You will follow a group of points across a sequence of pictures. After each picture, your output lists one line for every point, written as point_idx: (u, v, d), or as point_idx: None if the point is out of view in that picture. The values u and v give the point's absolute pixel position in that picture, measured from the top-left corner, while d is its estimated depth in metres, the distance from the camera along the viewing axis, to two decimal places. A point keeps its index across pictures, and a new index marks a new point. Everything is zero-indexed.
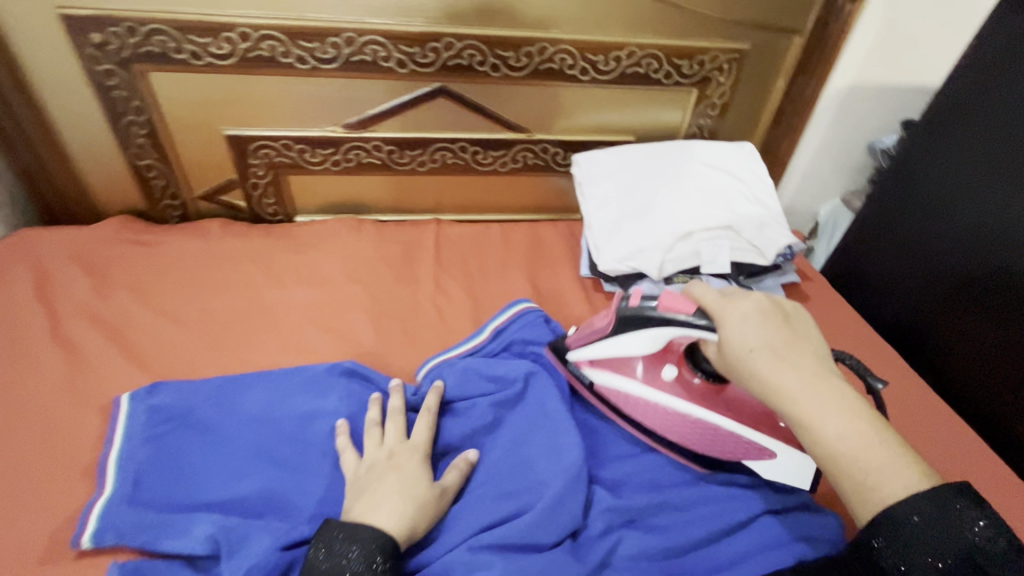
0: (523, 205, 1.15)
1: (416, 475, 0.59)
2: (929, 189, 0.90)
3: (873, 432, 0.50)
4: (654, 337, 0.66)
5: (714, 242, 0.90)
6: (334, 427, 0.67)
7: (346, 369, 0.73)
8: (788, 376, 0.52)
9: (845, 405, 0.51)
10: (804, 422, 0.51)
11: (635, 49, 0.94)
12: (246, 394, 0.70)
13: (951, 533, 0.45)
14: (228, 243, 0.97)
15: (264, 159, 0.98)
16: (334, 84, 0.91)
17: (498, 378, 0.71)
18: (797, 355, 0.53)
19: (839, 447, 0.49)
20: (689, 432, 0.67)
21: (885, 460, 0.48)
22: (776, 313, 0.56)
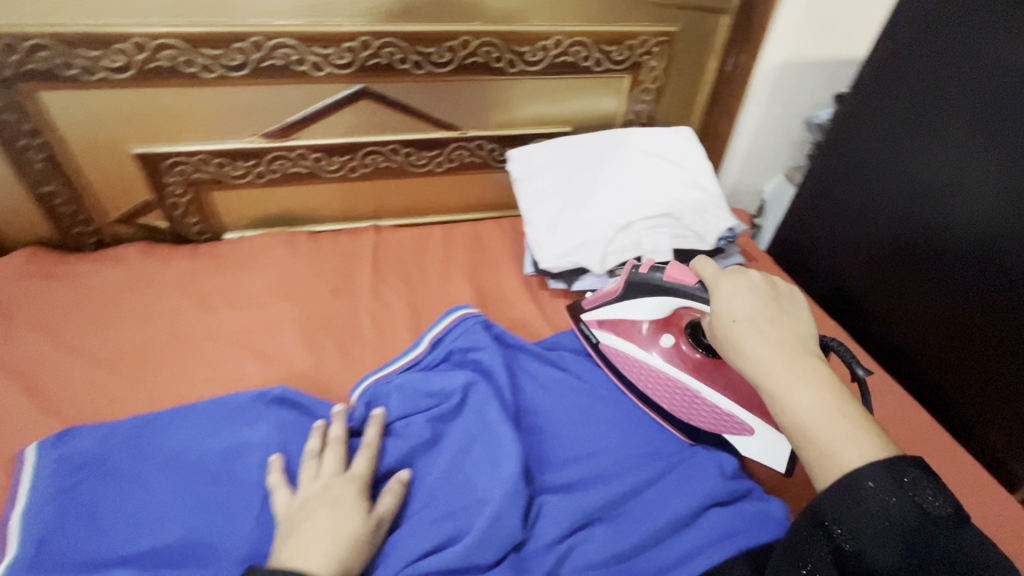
0: (465, 204, 1.11)
1: (350, 510, 0.55)
2: (864, 162, 0.90)
3: (838, 405, 0.49)
4: (660, 303, 0.69)
5: (654, 231, 0.89)
6: (262, 462, 0.64)
7: (274, 396, 0.68)
8: (763, 345, 0.53)
9: (814, 377, 0.51)
10: (773, 389, 0.52)
11: (562, 38, 0.91)
12: (165, 434, 0.65)
13: (902, 499, 0.43)
14: (148, 269, 0.91)
15: (181, 176, 0.92)
16: (247, 92, 0.86)
17: (437, 392, 0.68)
18: (777, 328, 0.55)
19: (803, 416, 0.49)
20: (674, 398, 0.70)
21: (844, 432, 0.47)
22: (767, 288, 0.59)
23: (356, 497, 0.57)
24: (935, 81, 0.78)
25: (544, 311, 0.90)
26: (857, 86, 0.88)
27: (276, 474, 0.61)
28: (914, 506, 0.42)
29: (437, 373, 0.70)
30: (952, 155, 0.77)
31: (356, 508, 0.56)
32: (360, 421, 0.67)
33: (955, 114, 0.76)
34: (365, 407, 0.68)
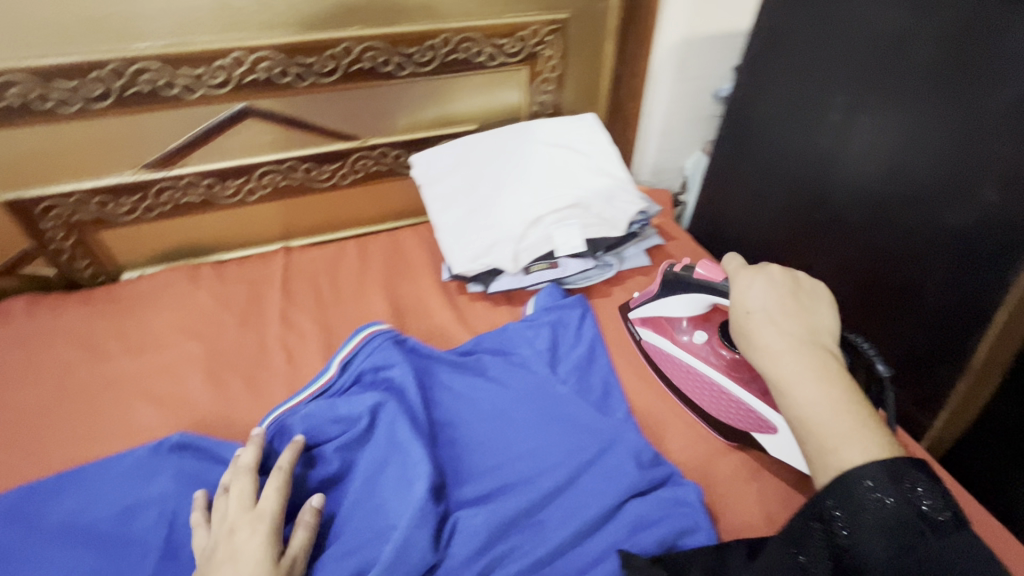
0: (381, 214, 1.08)
1: (253, 554, 0.52)
2: (761, 131, 0.88)
3: (848, 407, 0.46)
4: (692, 299, 0.71)
5: (565, 224, 0.88)
6: (159, 517, 0.60)
7: (172, 445, 0.64)
8: (777, 336, 0.52)
9: (825, 375, 0.48)
10: (779, 381, 0.50)
11: (449, 35, 0.89)
12: (52, 502, 0.62)
13: (901, 503, 0.41)
14: (36, 321, 0.85)
15: (59, 220, 0.86)
16: (116, 123, 0.81)
17: (345, 418, 0.65)
18: (792, 323, 0.53)
19: (810, 412, 0.47)
20: (703, 391, 0.71)
21: (847, 430, 0.45)
22: (788, 282, 0.57)
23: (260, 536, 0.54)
24: (810, 45, 0.75)
25: (464, 316, 0.88)
26: (745, 56, 0.86)
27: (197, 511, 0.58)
28: (910, 506, 0.40)
29: (344, 398, 0.67)
30: (833, 118, 0.75)
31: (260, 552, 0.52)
32: (269, 456, 0.64)
33: (830, 76, 0.74)
34: (273, 441, 0.65)
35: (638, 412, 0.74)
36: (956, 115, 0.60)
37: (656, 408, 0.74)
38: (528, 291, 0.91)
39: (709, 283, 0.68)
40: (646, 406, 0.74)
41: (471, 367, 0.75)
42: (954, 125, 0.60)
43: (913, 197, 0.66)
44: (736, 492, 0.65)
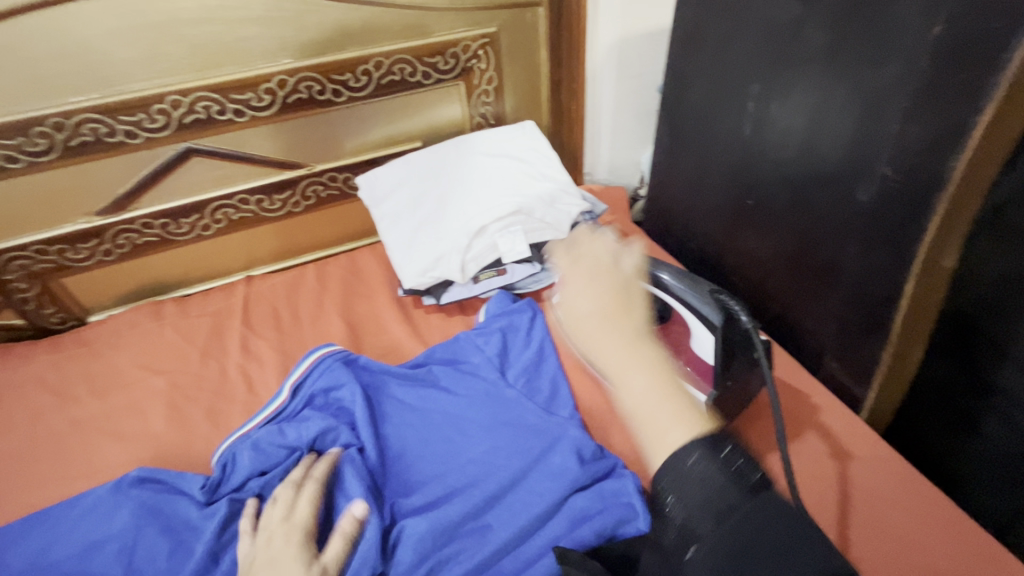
0: (340, 236, 1.10)
1: (293, 561, 0.54)
2: (693, 121, 0.90)
3: (668, 384, 0.45)
4: None
5: (509, 231, 0.89)
6: (117, 550, 0.63)
7: (131, 479, 0.67)
8: (602, 320, 0.50)
9: (648, 354, 0.47)
10: (609, 364, 0.48)
11: (381, 59, 0.92)
12: (17, 546, 0.65)
13: (715, 475, 0.39)
14: (7, 369, 0.88)
15: (21, 271, 0.89)
16: (64, 173, 0.84)
17: (294, 444, 0.68)
18: (619, 301, 0.52)
19: (639, 398, 0.45)
20: None
21: (672, 411, 0.43)
22: (609, 264, 0.57)
23: (297, 544, 0.56)
24: (726, 40, 0.79)
25: (418, 330, 0.91)
26: (671, 54, 0.90)
27: (247, 518, 0.62)
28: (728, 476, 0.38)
29: (294, 423, 0.70)
30: (751, 107, 0.78)
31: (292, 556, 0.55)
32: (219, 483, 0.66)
33: (744, 68, 0.77)
34: (224, 468, 0.67)
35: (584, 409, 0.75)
36: (852, 96, 0.63)
37: (601, 405, 0.76)
38: (480, 299, 0.94)
39: None
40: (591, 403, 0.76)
41: (422, 379, 0.77)
42: (850, 105, 0.64)
43: (828, 174, 0.69)
44: None
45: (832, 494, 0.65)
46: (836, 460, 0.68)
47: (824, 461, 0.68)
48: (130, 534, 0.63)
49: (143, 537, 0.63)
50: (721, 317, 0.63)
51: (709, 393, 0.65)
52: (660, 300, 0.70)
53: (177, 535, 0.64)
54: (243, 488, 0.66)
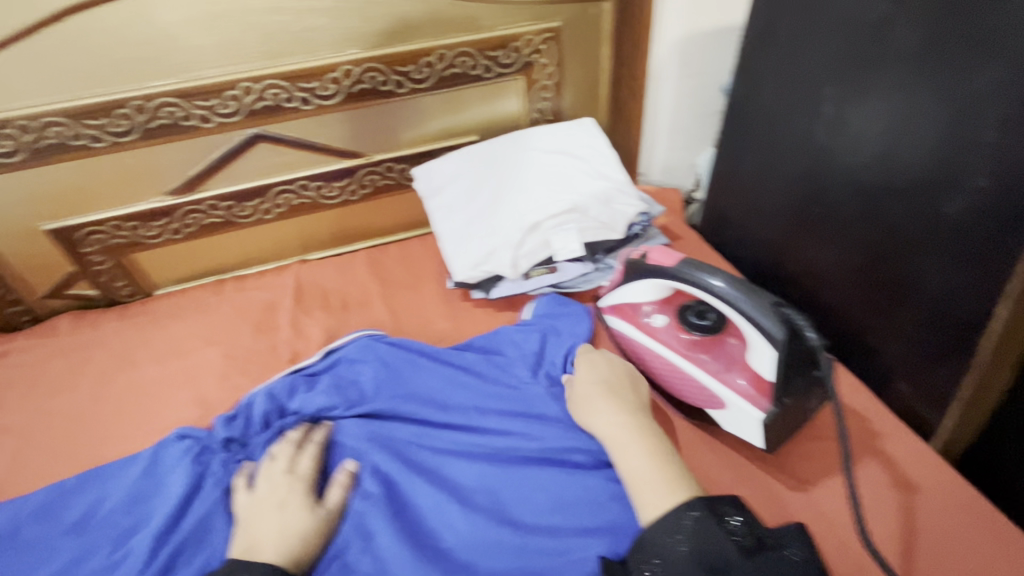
0: (390, 225, 1.12)
1: (298, 508, 0.60)
2: (758, 123, 0.87)
3: (664, 456, 0.59)
4: (655, 284, 0.72)
5: (562, 229, 0.88)
6: (162, 505, 0.66)
7: (175, 436, 0.71)
8: (613, 406, 0.64)
9: (647, 434, 0.61)
10: (614, 442, 0.62)
11: (444, 52, 0.92)
12: (74, 500, 0.68)
13: (711, 534, 0.51)
14: (79, 334, 0.94)
15: (98, 245, 0.94)
16: (141, 154, 0.88)
17: (300, 409, 0.72)
18: (622, 391, 0.66)
19: (637, 468, 0.58)
20: (664, 374, 0.71)
21: (664, 479, 0.57)
22: (622, 363, 0.71)
23: (297, 492, 0.62)
24: (798, 37, 0.75)
25: (464, 323, 0.91)
26: (739, 54, 0.86)
27: (241, 476, 0.65)
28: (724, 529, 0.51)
29: (308, 388, 0.75)
30: (827, 110, 0.74)
31: (294, 503, 0.60)
32: (233, 439, 0.70)
33: (821, 68, 0.73)
34: (241, 425, 0.71)
35: None
36: (946, 101, 0.59)
37: None
38: (528, 295, 0.93)
39: (665, 269, 0.68)
40: None
41: (452, 359, 0.78)
42: (939, 113, 0.60)
43: (908, 184, 0.65)
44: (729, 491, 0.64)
45: (896, 526, 0.60)
46: (898, 488, 0.63)
47: (886, 490, 0.63)
48: (175, 487, 0.66)
49: (189, 492, 0.66)
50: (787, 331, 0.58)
51: (768, 410, 0.61)
52: (718, 307, 0.65)
53: (216, 494, 0.65)
54: (253, 442, 0.70)
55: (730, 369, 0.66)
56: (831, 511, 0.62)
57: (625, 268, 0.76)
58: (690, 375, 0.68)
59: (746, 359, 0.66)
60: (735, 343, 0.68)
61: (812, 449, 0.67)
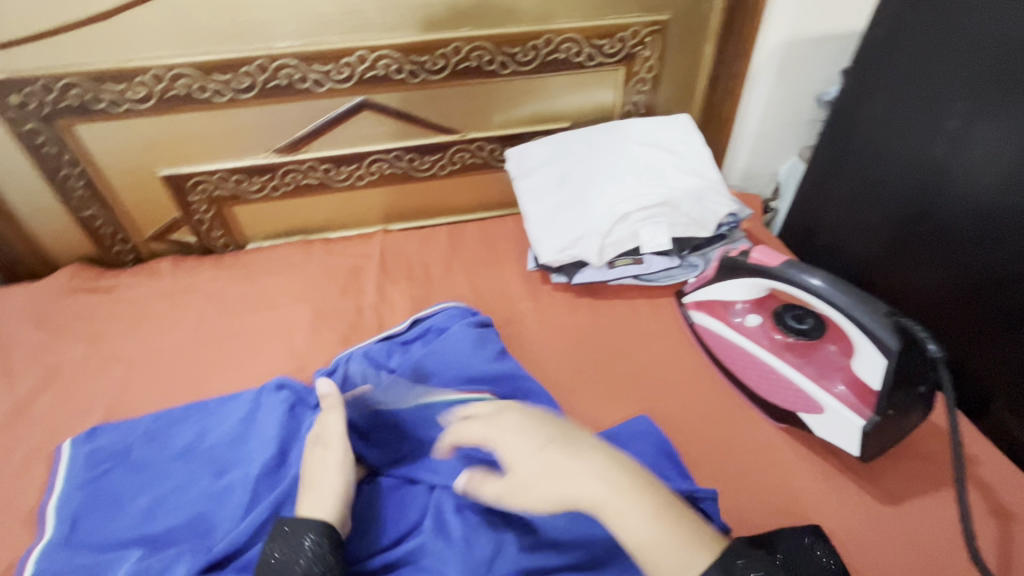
0: (472, 204, 1.14)
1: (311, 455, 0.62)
2: (865, 134, 0.85)
3: (669, 510, 0.48)
4: (753, 284, 0.72)
5: (652, 222, 0.88)
6: (261, 444, 0.69)
7: (275, 384, 0.75)
8: (584, 478, 0.50)
9: (633, 494, 0.49)
10: (598, 510, 0.49)
11: (552, 36, 0.94)
12: (180, 429, 0.73)
13: None
14: (178, 277, 0.99)
15: (203, 195, 0.99)
16: (256, 112, 0.92)
17: (396, 368, 0.76)
18: (575, 450, 0.52)
19: (643, 544, 0.46)
20: (753, 374, 0.71)
21: (678, 548, 0.46)
22: (545, 420, 0.56)
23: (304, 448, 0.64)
24: (929, 48, 0.73)
25: (544, 305, 0.92)
26: (854, 64, 0.84)
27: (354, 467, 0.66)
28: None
29: (401, 352, 0.78)
30: (953, 125, 0.72)
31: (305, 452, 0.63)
32: None
33: (953, 83, 0.72)
34: (339, 379, 0.75)
35: (708, 410, 0.73)
36: None
37: (727, 410, 0.73)
38: (608, 286, 0.93)
39: (769, 269, 0.68)
40: (716, 411, 0.73)
41: None
42: None
43: None
44: (815, 498, 0.64)
45: (989, 557, 0.59)
46: (995, 515, 0.62)
47: (979, 517, 0.62)
48: (271, 431, 0.69)
49: (286, 438, 0.69)
50: (901, 339, 0.58)
51: (869, 418, 0.61)
52: (820, 307, 0.65)
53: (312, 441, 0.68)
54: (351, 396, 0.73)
55: (828, 376, 0.66)
56: (921, 531, 0.60)
57: (720, 266, 0.76)
58: (786, 377, 0.68)
59: (847, 366, 0.66)
60: (835, 351, 0.68)
61: (902, 468, 0.65)
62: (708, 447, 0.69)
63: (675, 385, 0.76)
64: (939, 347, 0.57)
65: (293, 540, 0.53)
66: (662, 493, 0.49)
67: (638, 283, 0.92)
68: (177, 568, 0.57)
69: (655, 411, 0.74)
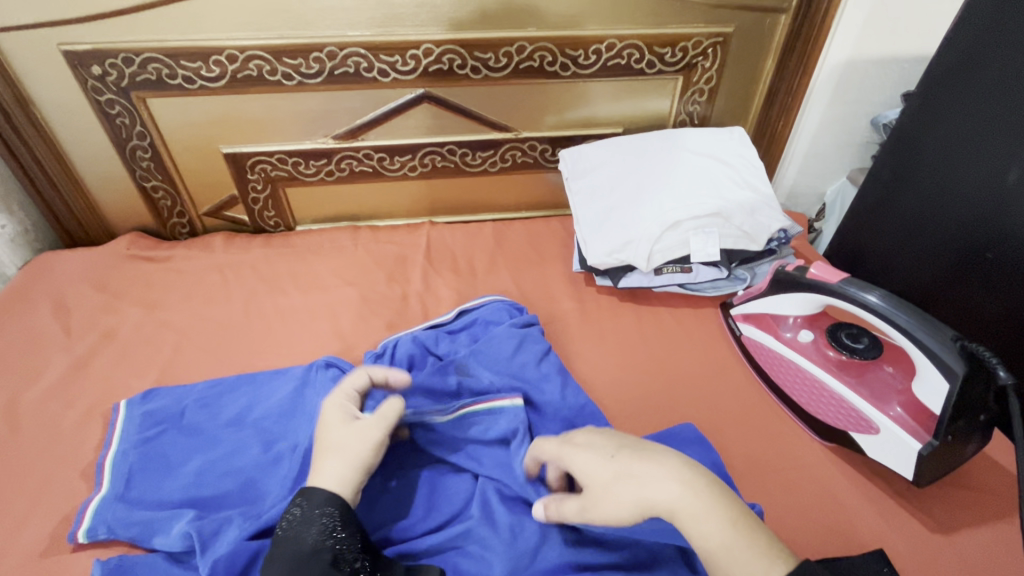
0: (517, 203, 1.15)
1: (341, 424, 0.59)
2: (932, 157, 0.84)
3: (741, 517, 0.48)
4: (809, 300, 0.71)
5: (704, 231, 0.88)
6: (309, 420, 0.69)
7: (322, 362, 0.75)
8: (661, 481, 0.50)
9: (712, 495, 0.48)
10: (676, 515, 0.48)
11: (615, 41, 0.95)
12: (230, 398, 0.74)
13: None
14: (230, 253, 1.02)
15: (261, 174, 1.02)
16: (321, 97, 0.94)
17: (443, 356, 0.77)
18: (649, 455, 0.52)
19: (720, 549, 0.46)
20: (803, 390, 0.71)
21: (755, 555, 0.45)
22: (619, 437, 0.56)
23: (339, 414, 0.61)
24: (1007, 74, 0.72)
25: (587, 306, 0.92)
26: (917, 89, 0.84)
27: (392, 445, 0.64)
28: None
29: (448, 340, 0.79)
30: None
31: (345, 419, 0.60)
32: None
33: None
34: (387, 362, 0.76)
35: (752, 422, 0.73)
36: None
37: (773, 425, 0.73)
38: (653, 291, 0.93)
39: (827, 285, 0.68)
40: (762, 424, 0.73)
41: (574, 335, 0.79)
42: None
43: None
44: (864, 520, 0.63)
45: None
46: None
47: None
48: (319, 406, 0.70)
49: None
50: (965, 363, 0.57)
51: (926, 443, 0.60)
52: (875, 324, 0.64)
53: None
54: None
55: (884, 398, 0.66)
56: (973, 561, 0.59)
57: (774, 279, 0.76)
58: (840, 397, 0.67)
59: (905, 390, 0.65)
60: (892, 373, 0.68)
61: (950, 495, 0.64)
62: (753, 459, 0.69)
63: (720, 396, 0.76)
64: (1012, 376, 0.55)
65: (309, 514, 0.53)
66: (736, 497, 0.49)
67: (684, 292, 0.92)
68: (228, 532, 0.58)
69: (699, 419, 0.73)
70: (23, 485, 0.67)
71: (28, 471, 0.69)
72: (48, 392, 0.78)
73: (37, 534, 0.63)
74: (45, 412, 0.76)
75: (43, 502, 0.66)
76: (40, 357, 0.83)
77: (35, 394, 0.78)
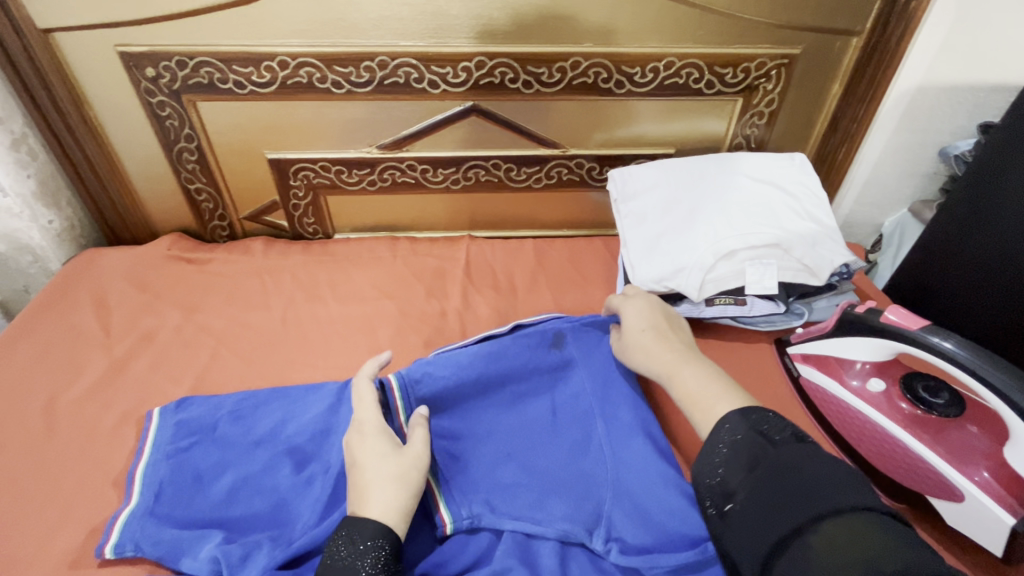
0: (559, 220, 1.12)
1: (382, 451, 0.57)
2: (1008, 193, 0.79)
3: (716, 378, 0.60)
4: (881, 345, 0.66)
5: (761, 262, 0.83)
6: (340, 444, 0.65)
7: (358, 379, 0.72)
8: (664, 347, 0.65)
9: (700, 364, 0.62)
10: (664, 374, 0.63)
11: (674, 60, 0.91)
12: (263, 412, 0.71)
13: (743, 441, 0.49)
14: (268, 258, 1.00)
15: (304, 181, 1.01)
16: (368, 106, 0.93)
17: None
18: (671, 338, 0.67)
19: (690, 388, 0.59)
20: (872, 444, 0.67)
21: (716, 391, 0.57)
22: (661, 314, 0.72)
23: (390, 439, 0.59)
24: None
25: None
26: (1001, 121, 0.78)
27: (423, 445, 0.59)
28: (758, 435, 0.48)
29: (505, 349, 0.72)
30: None
31: (387, 446, 0.58)
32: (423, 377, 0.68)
33: None
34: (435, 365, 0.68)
35: None
36: None
37: None
38: (703, 322, 0.87)
39: (903, 330, 0.62)
40: None
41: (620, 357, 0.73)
42: None
43: None
44: None
45: None
46: None
47: None
48: None
49: None
50: None
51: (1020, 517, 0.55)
52: (960, 378, 0.58)
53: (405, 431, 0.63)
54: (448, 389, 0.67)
55: (969, 461, 0.60)
56: None
57: (841, 321, 0.71)
58: (919, 458, 0.62)
59: (993, 454, 0.60)
60: (976, 433, 0.63)
61: None
62: None
63: None
64: None
65: (361, 545, 0.50)
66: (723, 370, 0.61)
67: (736, 324, 0.86)
68: (257, 558, 0.56)
69: None
70: (55, 491, 0.67)
71: (60, 476, 0.68)
72: (83, 393, 0.77)
73: (66, 545, 0.62)
74: (81, 414, 0.75)
75: (72, 512, 0.65)
76: (79, 356, 0.82)
77: (72, 395, 0.77)
